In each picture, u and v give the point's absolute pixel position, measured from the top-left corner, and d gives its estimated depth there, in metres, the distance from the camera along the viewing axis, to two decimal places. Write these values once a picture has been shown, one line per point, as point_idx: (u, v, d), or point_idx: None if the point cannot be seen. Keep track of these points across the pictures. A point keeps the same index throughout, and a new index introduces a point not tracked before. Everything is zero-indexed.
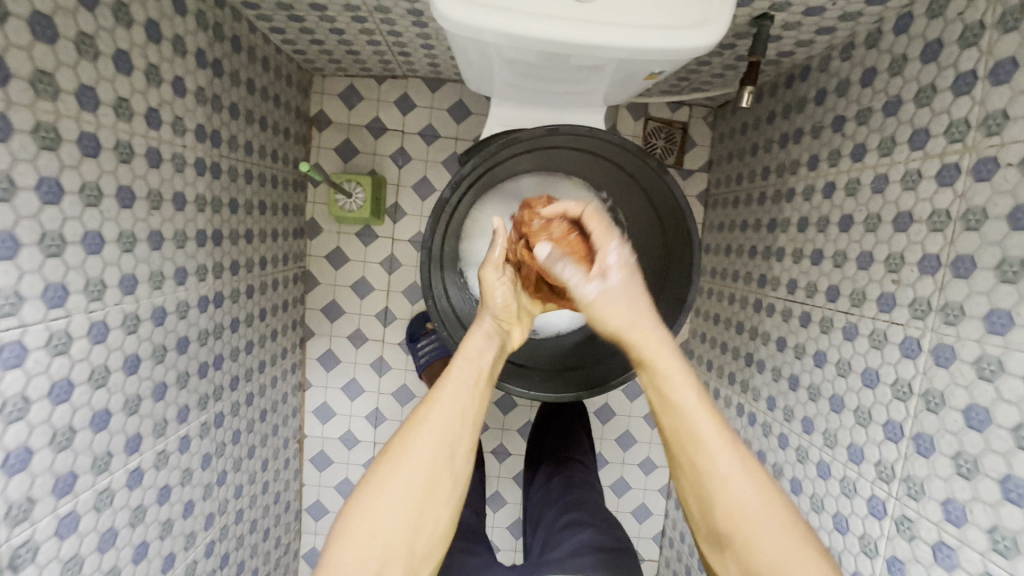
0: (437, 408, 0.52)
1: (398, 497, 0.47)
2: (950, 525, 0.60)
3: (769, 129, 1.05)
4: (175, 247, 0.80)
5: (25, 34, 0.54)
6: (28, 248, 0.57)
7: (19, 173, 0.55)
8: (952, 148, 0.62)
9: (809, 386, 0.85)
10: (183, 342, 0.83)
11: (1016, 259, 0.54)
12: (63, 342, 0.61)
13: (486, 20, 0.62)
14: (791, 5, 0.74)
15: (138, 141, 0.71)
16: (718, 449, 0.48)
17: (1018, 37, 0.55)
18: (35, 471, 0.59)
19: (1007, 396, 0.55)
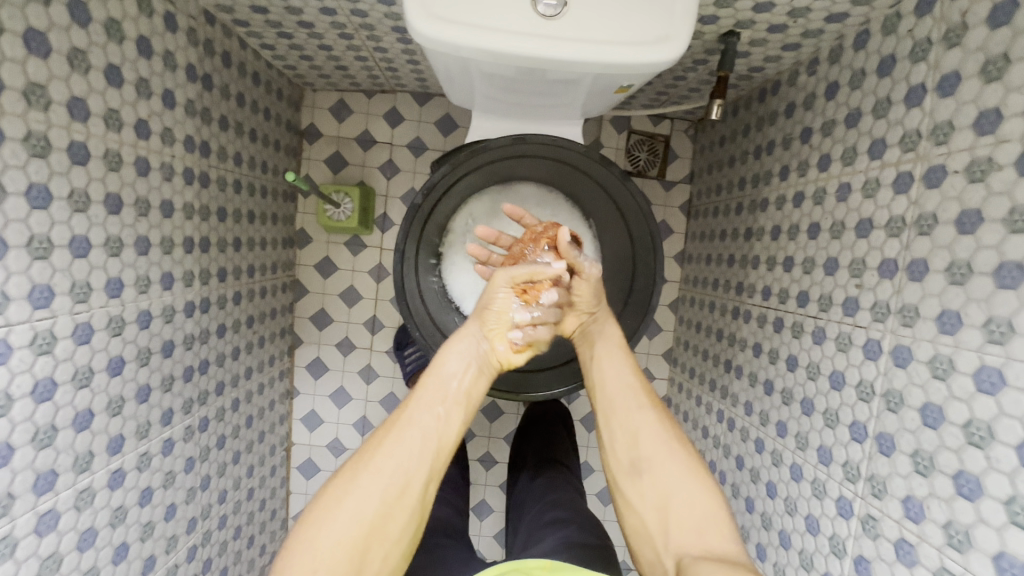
0: (394, 438, 0.56)
1: (344, 529, 0.50)
2: (910, 522, 0.61)
3: (745, 141, 1.09)
4: (162, 253, 0.82)
5: (19, 48, 0.56)
6: (15, 251, 0.58)
7: (9, 179, 0.56)
8: (906, 157, 0.66)
9: (783, 390, 0.87)
10: (169, 347, 0.84)
11: (964, 262, 0.57)
12: (48, 342, 0.62)
13: (460, 37, 0.66)
14: (755, 22, 0.78)
15: (127, 151, 0.72)
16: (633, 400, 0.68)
17: (959, 53, 0.59)
18: (16, 467, 0.59)
19: (959, 394, 0.57)
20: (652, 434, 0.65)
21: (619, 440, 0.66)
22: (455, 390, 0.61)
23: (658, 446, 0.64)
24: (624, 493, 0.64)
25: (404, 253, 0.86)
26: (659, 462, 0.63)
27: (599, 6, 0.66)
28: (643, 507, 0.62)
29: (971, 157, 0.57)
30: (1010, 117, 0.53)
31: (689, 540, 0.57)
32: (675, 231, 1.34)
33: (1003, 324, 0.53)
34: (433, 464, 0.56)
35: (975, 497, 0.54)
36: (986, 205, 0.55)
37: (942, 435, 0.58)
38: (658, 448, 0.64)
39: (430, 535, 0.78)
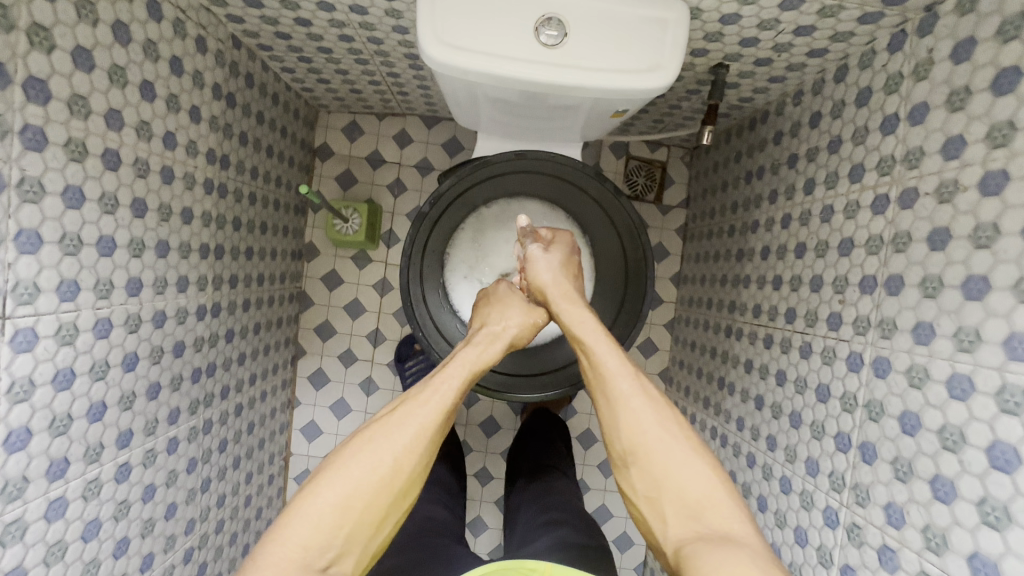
0: (413, 414, 0.56)
1: (369, 484, 0.51)
2: (891, 528, 0.63)
3: (735, 168, 1.09)
4: (180, 257, 0.82)
5: (67, 62, 0.58)
6: (49, 246, 0.59)
7: (49, 180, 0.58)
8: (911, 173, 0.65)
9: (772, 404, 0.88)
10: (179, 347, 0.83)
11: (979, 277, 0.55)
12: (70, 333, 0.62)
13: (468, 62, 0.66)
14: (742, 56, 0.81)
15: (155, 159, 0.74)
16: (620, 377, 0.60)
17: (969, 69, 0.58)
18: (32, 452, 0.59)
19: (980, 415, 0.54)
20: (637, 416, 0.57)
21: (610, 424, 0.59)
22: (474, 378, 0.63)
23: (646, 427, 0.57)
24: (619, 481, 0.58)
25: (409, 258, 0.85)
26: (646, 447, 0.56)
27: (597, 35, 0.67)
28: (636, 494, 0.56)
29: (983, 171, 0.56)
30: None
31: (686, 528, 0.52)
32: (671, 253, 1.33)
33: (971, 333, 0.56)
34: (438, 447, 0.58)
35: (1000, 526, 0.52)
36: (1004, 219, 0.53)
37: (963, 459, 0.55)
38: (644, 432, 0.56)
39: (427, 534, 0.76)
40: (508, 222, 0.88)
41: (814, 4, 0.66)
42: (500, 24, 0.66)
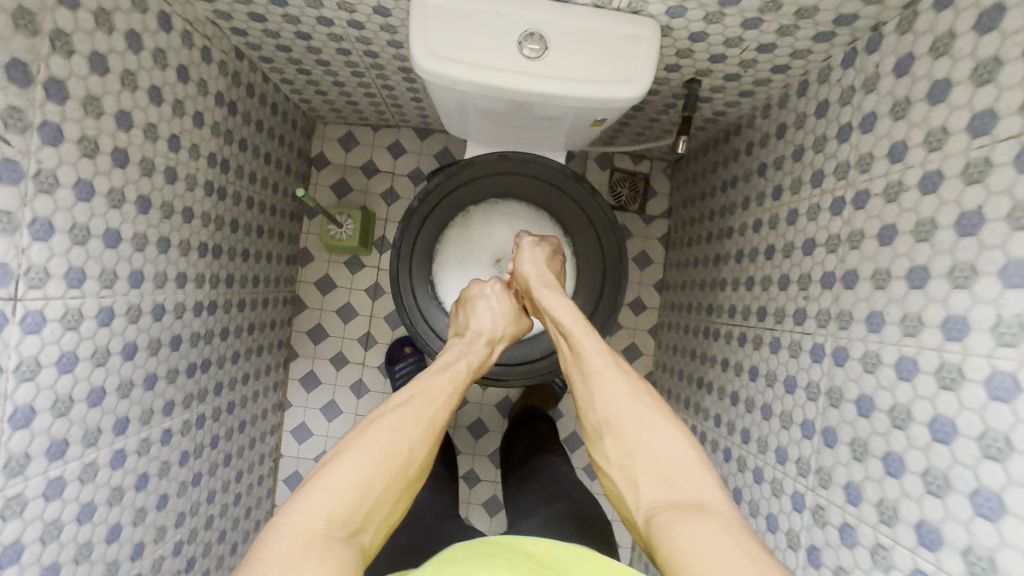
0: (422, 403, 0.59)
1: (383, 461, 0.52)
2: (851, 506, 0.67)
3: (713, 178, 1.15)
4: (180, 254, 0.86)
5: (83, 66, 0.63)
6: (60, 235, 0.63)
7: (62, 173, 0.62)
8: (863, 177, 0.71)
9: (746, 399, 0.93)
10: (176, 341, 0.87)
11: (921, 267, 0.60)
12: (75, 319, 0.66)
13: (456, 72, 0.72)
14: (712, 72, 0.88)
15: (160, 160, 0.78)
16: (596, 358, 0.65)
17: (908, 82, 0.65)
18: (35, 430, 0.61)
19: (923, 393, 0.58)
20: (614, 393, 0.61)
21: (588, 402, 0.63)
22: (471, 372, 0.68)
23: (623, 403, 0.60)
24: (596, 454, 0.61)
25: (399, 249, 0.89)
26: (621, 421, 0.59)
27: (575, 49, 0.73)
28: (611, 465, 0.58)
29: (920, 173, 0.62)
30: (956, 133, 0.58)
31: (659, 495, 0.53)
32: (654, 261, 1.39)
33: (915, 319, 0.60)
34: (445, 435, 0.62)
35: (942, 493, 0.55)
36: (946, 215, 0.58)
37: (910, 435, 0.59)
38: (619, 407, 0.59)
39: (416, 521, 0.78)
40: (493, 221, 0.93)
41: (772, 23, 0.73)
42: (487, 37, 0.72)
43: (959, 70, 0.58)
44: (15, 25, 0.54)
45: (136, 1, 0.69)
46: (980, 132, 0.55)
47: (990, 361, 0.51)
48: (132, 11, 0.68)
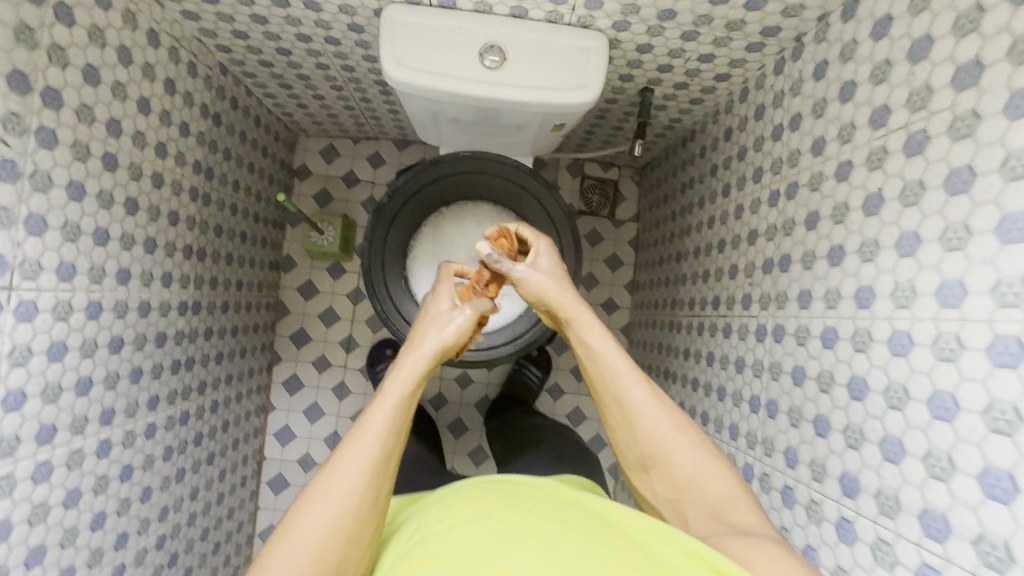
0: (353, 457, 0.49)
1: (317, 538, 0.45)
2: (790, 468, 0.70)
3: (675, 181, 1.20)
4: (166, 255, 0.91)
5: (77, 77, 0.68)
6: (52, 231, 0.67)
7: (56, 174, 0.67)
8: (806, 161, 0.74)
9: (705, 383, 0.97)
10: (161, 338, 0.91)
11: (871, 241, 0.61)
12: (66, 311, 0.70)
13: (423, 81, 0.80)
14: (662, 80, 0.95)
15: (147, 166, 0.84)
16: (632, 385, 0.58)
17: (850, 68, 0.67)
18: (25, 414, 0.65)
19: (878, 362, 0.57)
20: (653, 424, 0.56)
21: (625, 435, 0.58)
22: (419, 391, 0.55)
23: (665, 435, 0.56)
24: (638, 483, 0.59)
25: (371, 241, 0.89)
26: (664, 453, 0.55)
27: (531, 59, 0.81)
28: (658, 497, 0.56)
29: (863, 152, 0.63)
30: (897, 109, 0.59)
31: (711, 522, 0.52)
32: (625, 262, 1.42)
33: (835, 292, 0.65)
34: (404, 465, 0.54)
35: (898, 459, 0.53)
36: (885, 186, 0.59)
37: (834, 397, 0.63)
38: (662, 441, 0.55)
39: None
40: (462, 218, 1.00)
41: (707, 36, 0.80)
42: (451, 51, 0.80)
43: (894, 50, 0.60)
44: (17, 39, 0.60)
45: (127, 20, 0.75)
46: (910, 106, 0.57)
47: (934, 323, 0.51)
48: (123, 28, 0.75)
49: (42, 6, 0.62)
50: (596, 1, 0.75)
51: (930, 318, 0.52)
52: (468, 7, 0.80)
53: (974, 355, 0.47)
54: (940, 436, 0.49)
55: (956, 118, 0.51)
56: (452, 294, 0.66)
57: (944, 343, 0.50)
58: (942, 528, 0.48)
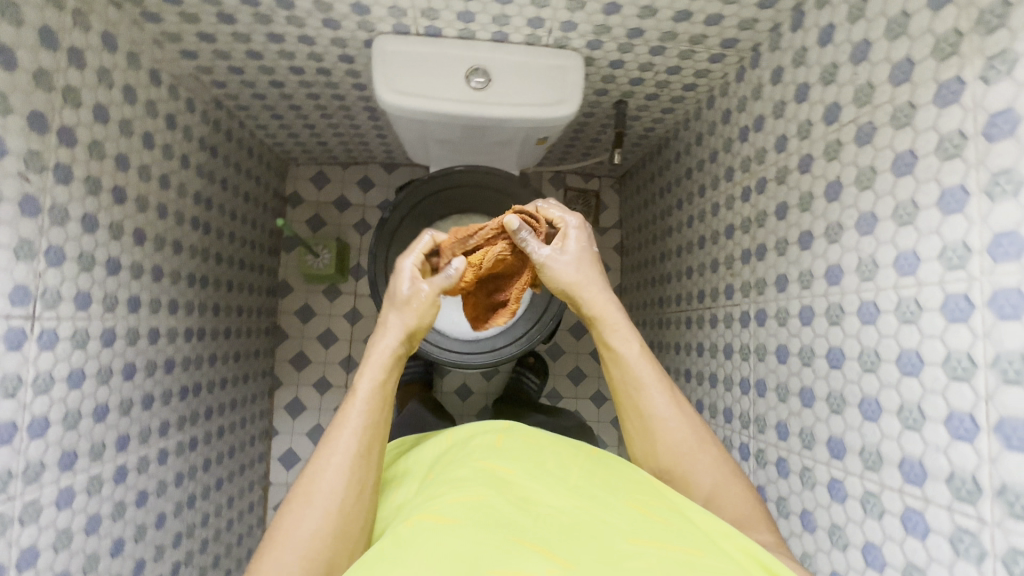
0: (331, 460, 0.60)
1: (309, 533, 0.56)
2: (782, 441, 0.75)
3: (653, 186, 1.27)
4: (171, 283, 0.94)
5: (89, 115, 0.72)
6: (70, 262, 0.70)
7: (72, 209, 0.70)
8: (771, 158, 0.81)
9: (697, 373, 1.02)
10: (169, 364, 0.94)
11: (834, 223, 0.67)
12: (83, 339, 0.73)
13: (414, 104, 0.86)
14: (634, 93, 1.02)
15: (152, 198, 0.88)
16: (657, 401, 0.67)
17: (802, 71, 0.74)
18: (49, 440, 0.67)
19: (851, 332, 0.63)
20: (673, 437, 0.66)
21: (647, 445, 0.68)
22: (386, 388, 0.66)
23: (683, 452, 0.66)
24: None
25: (376, 255, 0.95)
26: (682, 467, 0.66)
27: (514, 79, 0.88)
28: None
29: (820, 146, 0.70)
30: (846, 105, 0.66)
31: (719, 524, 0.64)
32: (611, 267, 1.48)
33: (808, 274, 0.71)
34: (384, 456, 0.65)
35: (876, 417, 0.59)
36: (842, 174, 0.66)
37: (815, 368, 0.69)
38: (682, 454, 0.66)
39: None
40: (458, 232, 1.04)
41: (673, 50, 0.87)
42: (439, 75, 0.86)
43: (840, 54, 0.67)
44: (37, 84, 0.64)
45: (131, 62, 0.80)
46: (859, 102, 0.64)
47: (895, 292, 0.57)
48: (127, 70, 0.79)
49: (56, 51, 0.66)
50: (569, 23, 0.82)
51: (891, 287, 0.58)
52: (453, 34, 0.85)
53: (931, 315, 0.53)
54: (909, 390, 0.55)
55: (897, 109, 0.58)
56: (413, 271, 0.70)
57: (905, 307, 0.56)
58: (920, 473, 0.53)
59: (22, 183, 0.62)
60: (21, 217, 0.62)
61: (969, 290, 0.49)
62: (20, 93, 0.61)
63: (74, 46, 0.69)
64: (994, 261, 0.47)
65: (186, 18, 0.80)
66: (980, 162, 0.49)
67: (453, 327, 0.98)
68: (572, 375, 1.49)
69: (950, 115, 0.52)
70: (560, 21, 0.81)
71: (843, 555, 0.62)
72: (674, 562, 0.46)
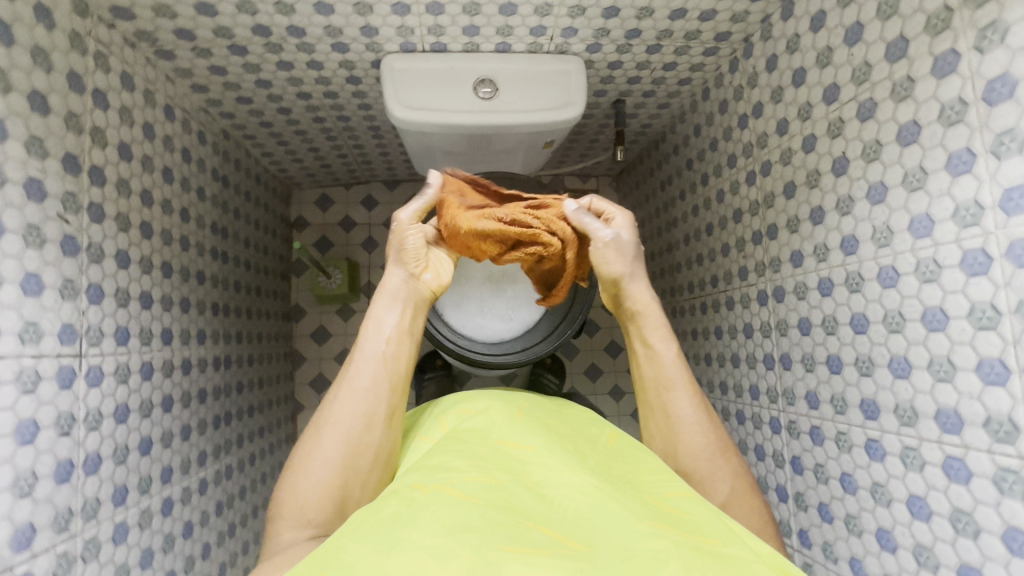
0: (341, 400, 0.67)
1: (324, 462, 0.64)
2: (813, 410, 0.78)
3: (654, 180, 1.31)
4: (197, 313, 0.96)
5: (115, 154, 0.73)
6: (108, 298, 0.71)
7: (106, 246, 0.71)
8: (773, 141, 0.85)
9: (718, 355, 1.06)
10: (201, 395, 0.95)
11: (845, 196, 0.71)
12: (126, 374, 0.73)
13: (425, 118, 0.89)
14: (632, 91, 1.06)
15: (175, 231, 0.89)
16: (688, 404, 0.71)
17: (797, 56, 0.78)
18: (102, 476, 0.67)
19: (871, 298, 0.66)
20: (695, 442, 0.70)
21: (671, 445, 0.71)
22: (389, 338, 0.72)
23: (703, 456, 0.69)
24: None
25: None
26: (701, 474, 0.69)
27: (519, 86, 0.91)
28: None
29: (822, 126, 0.74)
30: (844, 85, 0.70)
31: None
32: None
33: (823, 247, 0.75)
34: (401, 405, 0.71)
35: (908, 374, 0.62)
36: (848, 149, 0.70)
37: (840, 336, 0.72)
38: (704, 460, 0.69)
39: None
40: None
41: (669, 47, 0.91)
42: (447, 88, 0.89)
43: (834, 37, 0.71)
44: (68, 126, 0.65)
45: (148, 99, 0.82)
46: (857, 80, 0.68)
47: (913, 255, 0.60)
48: (145, 107, 0.81)
49: (83, 94, 0.68)
50: (571, 29, 0.85)
51: (908, 250, 0.61)
52: (457, 48, 0.88)
53: (951, 272, 0.56)
54: (938, 344, 0.58)
55: (895, 84, 0.62)
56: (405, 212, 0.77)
57: (925, 268, 0.59)
58: (956, 421, 0.56)
59: (62, 224, 0.63)
60: (63, 257, 0.63)
61: (986, 244, 0.52)
62: (54, 137, 0.63)
63: (97, 88, 0.70)
64: (1007, 215, 0.50)
65: (199, 53, 0.82)
66: (983, 125, 0.52)
67: (480, 331, 0.98)
68: (589, 372, 1.52)
69: (949, 84, 0.56)
70: (562, 28, 0.84)
71: (888, 511, 0.65)
72: (696, 547, 0.47)
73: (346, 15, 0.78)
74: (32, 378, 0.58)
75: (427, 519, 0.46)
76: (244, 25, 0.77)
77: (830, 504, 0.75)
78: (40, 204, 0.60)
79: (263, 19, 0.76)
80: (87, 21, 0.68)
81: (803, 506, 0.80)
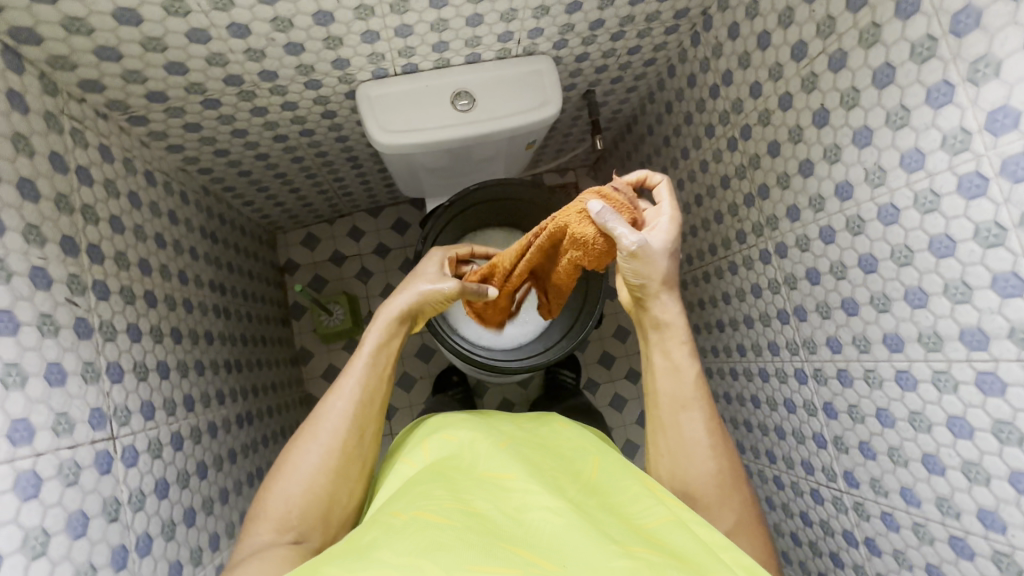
0: (334, 407, 0.67)
1: (311, 466, 0.63)
2: (837, 354, 0.80)
3: (633, 162, 1.33)
4: (212, 372, 0.94)
5: (107, 228, 0.72)
6: (128, 374, 0.69)
7: (116, 321, 0.69)
8: (748, 105, 0.87)
9: (730, 319, 1.09)
10: (231, 455, 0.93)
11: (831, 144, 0.73)
12: (158, 448, 0.72)
13: (407, 139, 0.88)
14: (600, 80, 1.08)
15: (177, 295, 0.88)
16: (706, 426, 0.71)
17: (758, 20, 0.80)
18: (156, 555, 0.66)
19: (876, 237, 0.69)
20: (705, 468, 0.69)
21: (682, 466, 0.70)
22: (387, 351, 0.72)
23: (711, 482, 0.69)
24: None
25: None
26: (710, 500, 0.68)
27: (494, 95, 0.91)
28: None
29: (795, 83, 0.77)
30: (811, 41, 0.72)
31: None
32: None
33: (817, 198, 0.77)
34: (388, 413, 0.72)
35: (925, 302, 0.64)
36: (825, 101, 0.72)
37: (851, 279, 0.74)
38: (713, 488, 0.68)
39: None
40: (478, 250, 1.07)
41: (631, 32, 0.94)
42: (423, 107, 0.89)
43: None
44: (59, 209, 0.63)
45: (128, 168, 0.80)
46: (822, 34, 0.70)
47: (909, 189, 0.63)
48: (128, 176, 0.80)
49: (67, 173, 0.66)
50: (536, 30, 0.86)
51: (903, 186, 0.64)
52: (428, 66, 0.89)
53: (950, 199, 0.59)
54: (949, 269, 0.60)
55: (862, 31, 0.65)
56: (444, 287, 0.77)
57: (924, 200, 0.61)
58: (982, 338, 0.59)
59: (71, 308, 0.62)
60: (79, 340, 0.62)
61: (979, 166, 0.55)
62: (47, 221, 0.61)
63: (79, 165, 0.69)
64: (995, 135, 0.53)
65: (171, 114, 0.81)
66: (955, 56, 0.55)
67: (497, 340, 1.02)
68: (603, 361, 1.53)
69: (914, 24, 0.58)
70: (528, 29, 0.86)
71: (930, 436, 0.67)
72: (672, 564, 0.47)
73: (317, 51, 0.77)
74: (72, 469, 0.57)
75: (401, 542, 0.47)
76: (215, 78, 0.77)
77: (870, 442, 0.77)
78: (47, 291, 0.59)
79: (234, 69, 0.76)
80: (58, 100, 0.67)
81: (844, 448, 0.82)
